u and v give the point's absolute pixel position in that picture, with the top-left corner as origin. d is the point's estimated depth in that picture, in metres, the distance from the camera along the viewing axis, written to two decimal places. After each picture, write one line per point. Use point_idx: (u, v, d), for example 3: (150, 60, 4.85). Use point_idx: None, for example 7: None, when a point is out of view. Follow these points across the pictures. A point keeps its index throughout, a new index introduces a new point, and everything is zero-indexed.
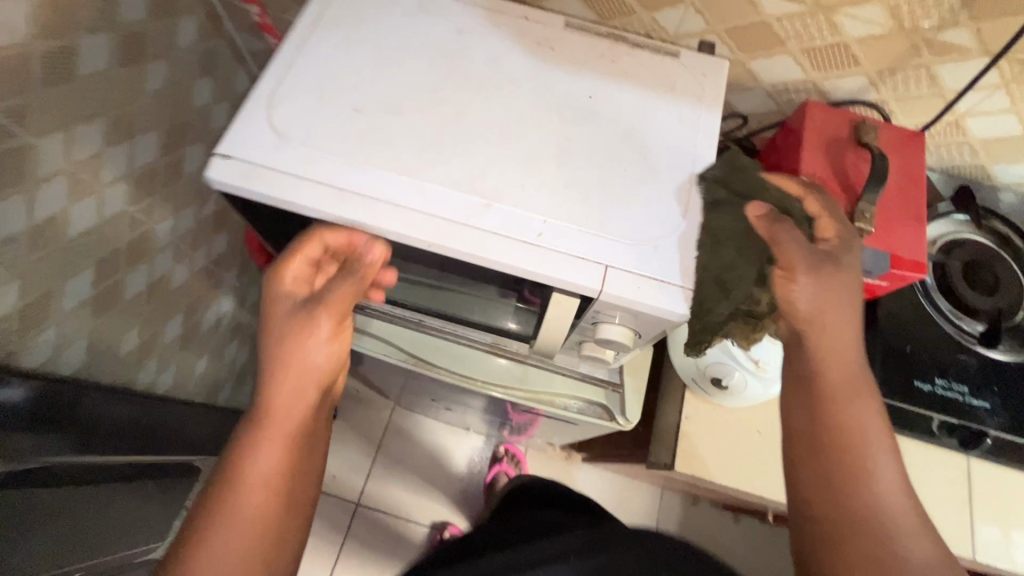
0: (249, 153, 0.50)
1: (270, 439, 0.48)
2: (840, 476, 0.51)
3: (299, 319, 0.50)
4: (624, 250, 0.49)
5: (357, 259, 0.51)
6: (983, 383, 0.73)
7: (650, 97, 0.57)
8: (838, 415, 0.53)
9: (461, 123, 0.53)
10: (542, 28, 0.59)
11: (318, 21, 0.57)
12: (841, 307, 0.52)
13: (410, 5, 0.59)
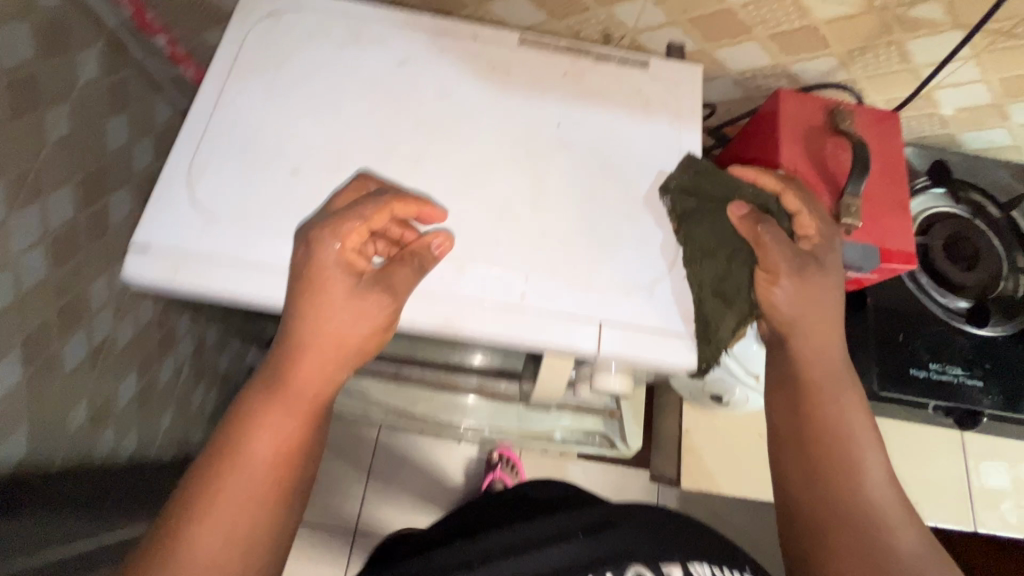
0: (179, 244, 0.44)
1: (276, 420, 0.42)
2: (828, 474, 0.47)
3: (351, 306, 0.41)
4: (616, 303, 0.45)
5: (421, 250, 0.44)
6: (975, 363, 0.73)
7: (624, 117, 0.52)
8: (824, 409, 0.48)
9: (417, 175, 0.47)
10: (495, 48, 0.53)
11: (235, 68, 0.49)
12: (819, 308, 0.48)
13: (340, 35, 0.51)
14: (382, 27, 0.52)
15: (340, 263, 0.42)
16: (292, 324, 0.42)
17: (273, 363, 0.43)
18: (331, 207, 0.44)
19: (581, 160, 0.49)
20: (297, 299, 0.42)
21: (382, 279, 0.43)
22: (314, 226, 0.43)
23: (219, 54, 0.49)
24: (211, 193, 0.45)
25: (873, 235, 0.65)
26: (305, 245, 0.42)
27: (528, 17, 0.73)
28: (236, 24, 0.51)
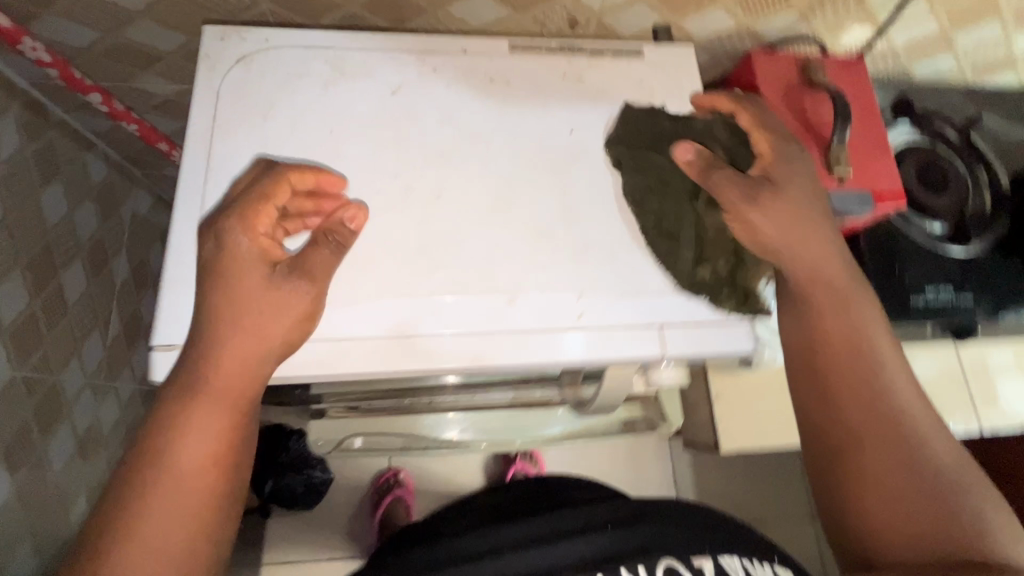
0: (204, 333, 0.40)
1: (207, 413, 0.40)
2: (853, 383, 0.47)
3: (267, 297, 0.40)
4: (670, 303, 0.46)
5: (332, 229, 0.43)
6: (964, 279, 0.77)
7: (633, 112, 0.52)
8: (836, 324, 0.49)
9: (442, 212, 0.45)
10: (487, 58, 0.50)
11: (216, 126, 0.46)
12: (813, 231, 0.49)
13: (319, 69, 0.48)
14: (363, 57, 0.49)
15: (254, 254, 0.41)
16: (224, 335, 0.40)
17: (195, 361, 0.40)
18: (229, 197, 0.43)
19: (603, 166, 0.49)
20: (216, 298, 0.40)
21: (299, 267, 0.41)
22: (218, 220, 0.42)
23: (192, 122, 0.45)
24: (222, 276, 0.42)
25: (866, 179, 0.68)
26: (212, 239, 0.41)
27: (491, 14, 0.70)
28: (203, 85, 0.46)
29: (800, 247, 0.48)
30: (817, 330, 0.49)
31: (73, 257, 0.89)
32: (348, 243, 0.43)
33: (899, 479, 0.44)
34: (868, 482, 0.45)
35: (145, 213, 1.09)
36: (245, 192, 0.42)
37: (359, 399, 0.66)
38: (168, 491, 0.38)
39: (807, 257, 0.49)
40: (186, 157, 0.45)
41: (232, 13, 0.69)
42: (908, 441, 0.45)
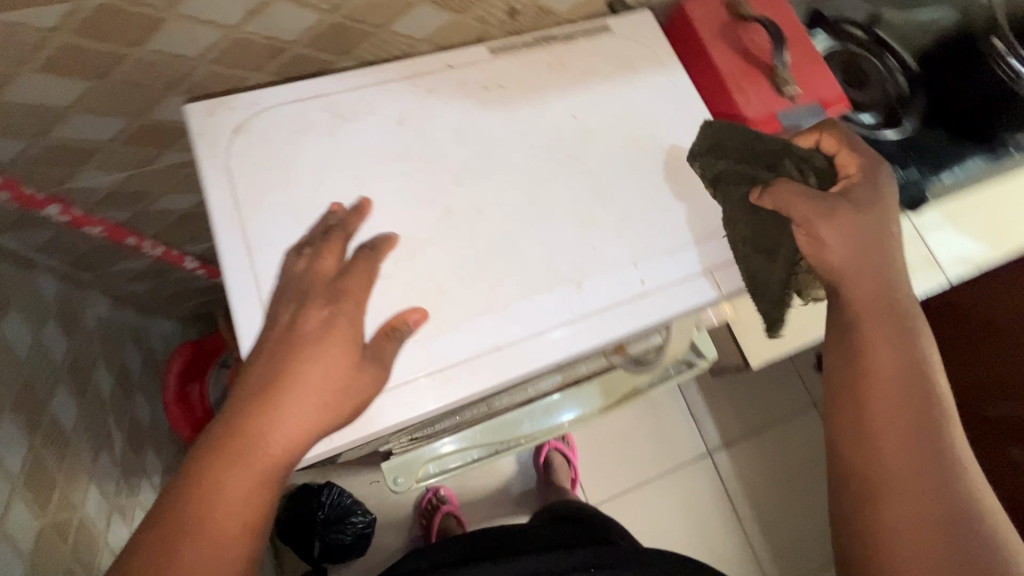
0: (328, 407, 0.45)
1: (244, 481, 0.41)
2: (909, 435, 0.45)
3: (348, 378, 0.43)
4: (710, 251, 0.55)
5: (398, 326, 0.47)
6: (906, 158, 0.86)
7: (619, 82, 0.60)
8: (890, 365, 0.48)
9: (487, 222, 0.51)
10: (475, 70, 0.57)
11: (243, 198, 0.49)
12: (858, 261, 0.50)
13: (327, 119, 0.53)
14: (354, 98, 0.54)
15: (350, 339, 0.44)
16: (293, 403, 0.42)
17: (242, 428, 0.42)
18: (323, 274, 0.46)
19: (614, 145, 0.57)
20: (295, 366, 0.42)
21: (374, 356, 0.45)
22: (324, 295, 0.45)
23: (214, 199, 0.48)
24: (295, 349, 0.43)
25: (813, 93, 0.70)
26: (322, 314, 0.44)
27: (435, 22, 0.69)
28: (211, 162, 0.49)
29: (851, 269, 0.50)
30: (870, 363, 0.48)
31: (53, 384, 0.82)
32: (408, 339, 0.47)
33: (947, 557, 0.42)
34: (907, 548, 0.43)
35: (107, 316, 1.02)
36: (346, 276, 0.46)
37: (419, 432, 0.66)
38: (208, 502, 0.40)
39: (860, 281, 0.50)
40: (220, 234, 0.48)
41: (168, 84, 0.65)
42: (955, 513, 0.43)
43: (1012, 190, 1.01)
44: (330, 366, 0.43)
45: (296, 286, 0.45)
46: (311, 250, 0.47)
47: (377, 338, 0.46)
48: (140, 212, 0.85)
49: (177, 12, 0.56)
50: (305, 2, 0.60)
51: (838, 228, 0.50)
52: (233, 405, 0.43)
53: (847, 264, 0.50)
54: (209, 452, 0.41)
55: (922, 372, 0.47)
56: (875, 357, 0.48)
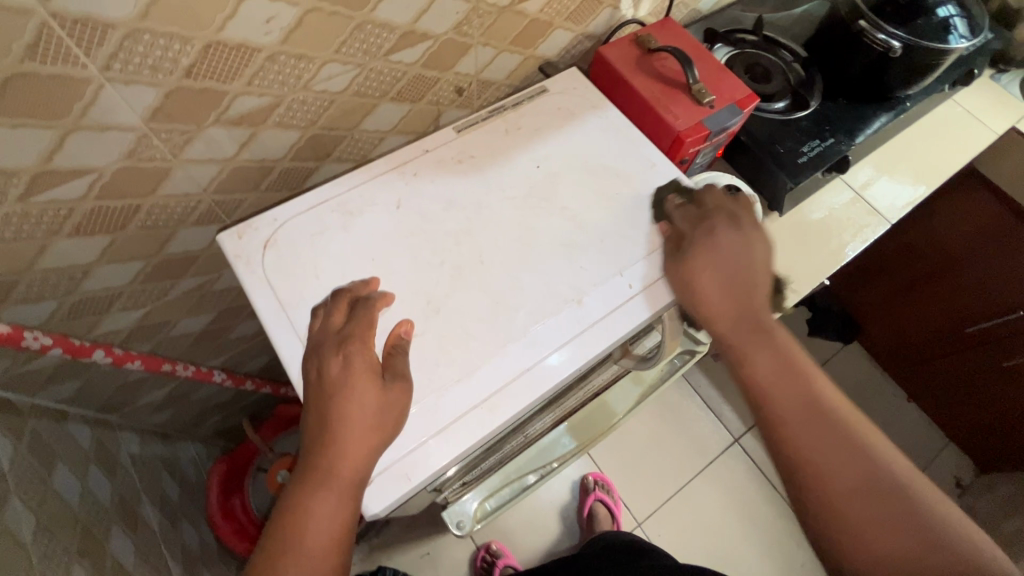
0: (390, 454, 0.50)
1: (325, 500, 0.48)
2: (814, 426, 0.57)
3: (383, 403, 0.49)
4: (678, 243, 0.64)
5: (396, 342, 0.53)
6: (820, 130, 0.99)
7: (567, 128, 0.71)
8: (771, 372, 0.60)
9: (492, 268, 0.59)
10: (447, 147, 0.67)
11: (281, 297, 0.56)
12: (718, 290, 0.61)
13: (334, 216, 0.61)
14: (353, 193, 0.63)
15: (368, 370, 0.50)
16: (351, 441, 0.48)
17: (320, 460, 0.48)
18: (332, 326, 0.53)
19: (577, 179, 0.67)
20: (341, 402, 0.49)
21: (389, 372, 0.51)
22: (335, 342, 0.52)
23: (261, 305, 0.56)
24: (354, 412, 0.49)
25: (727, 96, 0.82)
26: (338, 358, 0.51)
27: (397, 115, 0.79)
28: (250, 275, 0.57)
29: (721, 299, 0.61)
30: (762, 377, 0.60)
31: (109, 527, 0.83)
32: (411, 347, 0.54)
33: (880, 506, 0.53)
34: (854, 513, 0.53)
35: (139, 451, 1.05)
36: (351, 321, 0.53)
37: (470, 474, 0.71)
38: (304, 526, 0.48)
39: (730, 311, 0.61)
40: (273, 332, 0.55)
41: (179, 221, 0.73)
42: (867, 469, 0.55)
43: (915, 134, 1.16)
44: (390, 412, 0.49)
45: (313, 340, 0.53)
46: (325, 311, 0.54)
47: (384, 355, 0.53)
48: (161, 341, 0.91)
49: (182, 158, 0.65)
50: (287, 124, 0.70)
51: (702, 270, 0.61)
52: (310, 443, 0.50)
53: (717, 298, 0.61)
54: (299, 485, 0.49)
55: (794, 368, 0.60)
56: (758, 371, 0.60)
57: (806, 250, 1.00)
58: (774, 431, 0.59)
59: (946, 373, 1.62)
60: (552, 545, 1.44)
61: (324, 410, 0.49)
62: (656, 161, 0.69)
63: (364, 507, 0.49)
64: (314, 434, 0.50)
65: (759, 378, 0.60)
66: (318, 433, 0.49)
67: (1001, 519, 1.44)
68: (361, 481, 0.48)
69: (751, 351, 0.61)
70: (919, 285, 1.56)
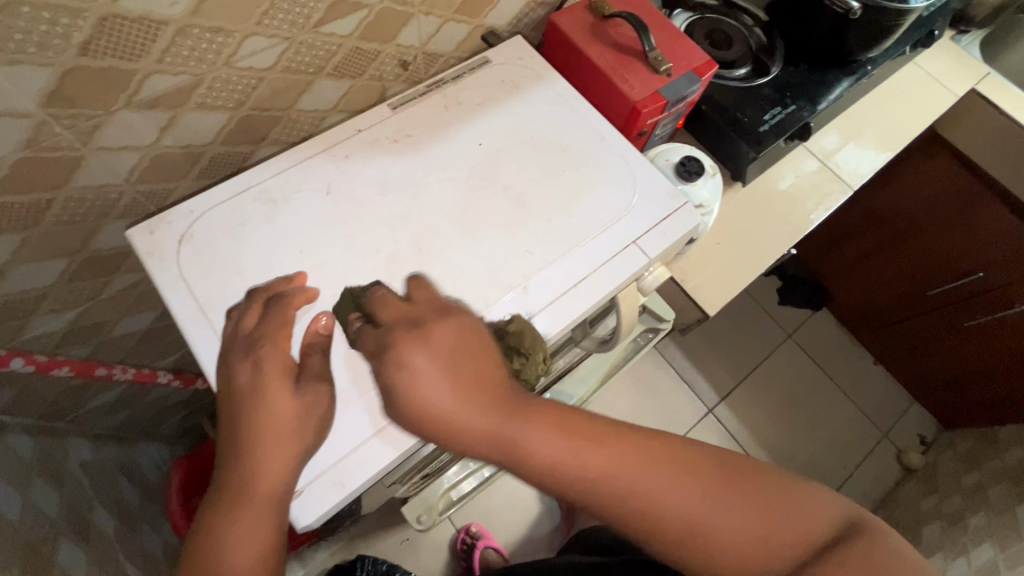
0: (321, 461, 0.49)
1: (246, 520, 0.44)
2: (645, 477, 0.45)
3: (299, 407, 0.47)
4: (629, 221, 0.61)
5: (312, 340, 0.51)
6: (782, 97, 0.96)
7: (512, 101, 0.67)
8: (565, 447, 0.45)
9: (430, 255, 0.57)
10: (383, 127, 0.64)
11: (198, 296, 0.54)
12: (458, 389, 0.44)
13: (259, 207, 0.58)
14: (280, 180, 0.60)
15: (280, 373, 0.47)
16: (271, 450, 0.45)
17: (237, 476, 0.45)
18: (244, 328, 0.51)
19: (523, 157, 0.63)
20: (257, 412, 0.45)
21: (308, 374, 0.49)
22: (246, 346, 0.49)
23: (176, 306, 0.53)
24: (275, 417, 0.46)
25: (683, 64, 0.79)
26: (248, 365, 0.48)
27: (337, 92, 0.74)
28: (164, 273, 0.55)
29: (461, 403, 0.44)
30: (564, 468, 0.44)
31: (56, 539, 0.79)
32: (330, 346, 0.52)
33: (752, 521, 0.46)
34: (732, 546, 0.45)
35: (92, 456, 1.01)
36: (263, 323, 0.50)
37: (428, 467, 0.70)
38: (225, 539, 0.44)
39: (479, 415, 0.44)
40: (189, 334, 0.53)
41: (100, 215, 0.67)
42: (717, 491, 0.46)
43: (877, 98, 1.14)
44: (310, 415, 0.47)
45: (224, 344, 0.51)
46: (239, 314, 0.52)
47: (300, 355, 0.50)
48: (101, 343, 0.86)
49: (92, 146, 0.59)
50: (211, 105, 0.64)
51: (422, 388, 0.44)
52: (224, 457, 0.46)
53: (456, 402, 0.44)
54: (217, 497, 0.45)
55: (580, 430, 0.46)
56: (551, 456, 0.44)
57: (772, 222, 0.99)
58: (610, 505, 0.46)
59: (910, 336, 1.66)
60: (531, 523, 1.45)
61: (239, 420, 0.46)
62: (605, 135, 0.66)
63: (294, 519, 0.47)
64: (228, 447, 0.46)
65: (554, 462, 0.44)
66: (232, 446, 0.46)
67: (963, 472, 1.49)
68: (283, 492, 0.45)
69: (535, 437, 0.44)
70: (884, 251, 1.58)
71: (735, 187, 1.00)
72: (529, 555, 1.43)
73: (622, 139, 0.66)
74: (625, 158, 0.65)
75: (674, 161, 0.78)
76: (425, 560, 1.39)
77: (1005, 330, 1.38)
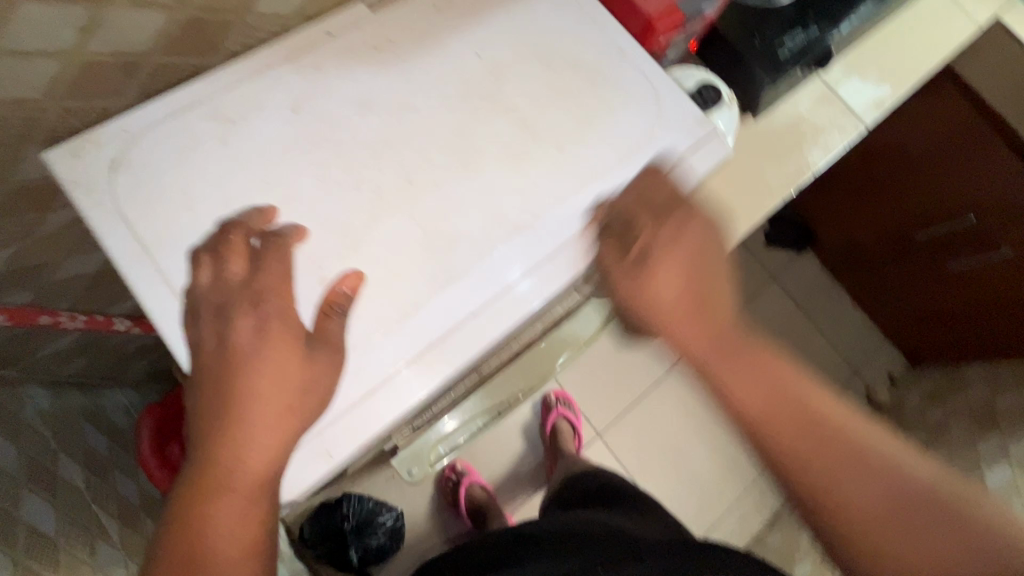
0: (312, 431, 0.44)
1: (231, 507, 0.40)
2: (819, 445, 0.48)
3: (301, 377, 0.42)
4: (653, 153, 0.54)
5: (337, 299, 0.44)
6: (806, 17, 0.86)
7: (513, 4, 0.57)
8: (766, 397, 0.49)
9: (423, 190, 0.49)
10: (359, 33, 0.54)
11: (144, 240, 0.46)
12: (688, 321, 0.50)
13: (211, 128, 0.49)
14: (236, 96, 0.50)
15: (281, 340, 0.42)
16: (261, 422, 0.41)
17: (216, 458, 0.41)
18: (233, 280, 0.43)
19: (528, 73, 0.54)
20: (243, 384, 0.41)
21: (307, 334, 0.43)
22: (242, 299, 0.42)
23: (118, 248, 0.45)
24: (272, 381, 0.41)
25: None
26: (244, 322, 0.42)
27: None
28: (98, 208, 0.46)
29: (683, 319, 0.50)
30: (752, 404, 0.49)
31: (16, 493, 0.73)
32: (353, 311, 0.46)
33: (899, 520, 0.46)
34: (872, 542, 0.46)
35: (50, 407, 0.93)
36: (258, 274, 0.43)
37: (421, 419, 0.67)
38: (221, 509, 0.39)
39: (700, 333, 0.50)
40: (139, 283, 0.45)
41: (19, 138, 0.56)
42: (894, 483, 0.47)
43: (900, 26, 1.05)
44: (310, 382, 0.42)
45: (204, 301, 0.43)
46: (212, 255, 0.43)
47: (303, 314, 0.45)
48: (44, 286, 0.77)
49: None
50: (144, 2, 0.52)
51: (661, 285, 0.50)
52: (214, 425, 0.41)
53: (675, 311, 0.50)
54: (205, 463, 0.40)
55: (777, 377, 0.50)
56: (746, 396, 0.49)
57: (779, 157, 0.93)
58: (809, 467, 0.48)
59: (891, 279, 1.66)
60: (517, 461, 1.48)
61: (219, 395, 0.41)
62: (622, 51, 0.57)
63: (281, 494, 0.43)
64: (203, 425, 0.41)
65: (754, 407, 0.49)
66: (214, 421, 0.41)
67: (929, 408, 1.55)
68: (275, 471, 0.41)
69: (736, 366, 0.50)
70: (878, 192, 1.54)
71: (746, 119, 0.92)
72: (512, 490, 1.46)
73: (637, 61, 0.57)
74: (646, 79, 0.57)
75: (689, 87, 0.70)
76: (411, 497, 1.40)
77: (989, 273, 1.38)
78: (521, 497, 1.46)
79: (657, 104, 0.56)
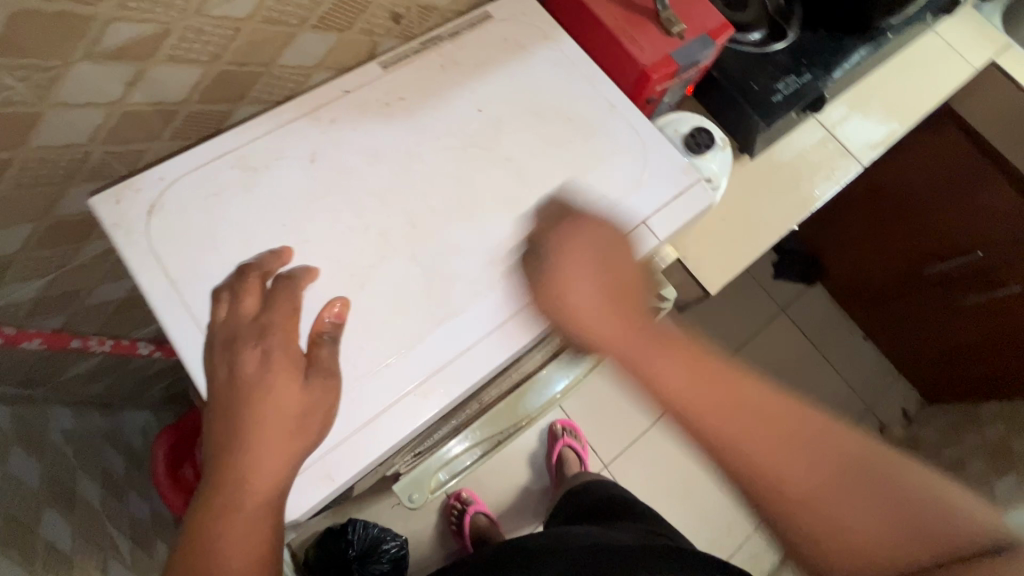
0: (316, 454, 0.47)
1: (239, 525, 0.43)
2: (749, 417, 0.51)
3: (306, 407, 0.45)
4: (640, 201, 0.58)
5: (321, 330, 0.48)
6: (799, 65, 0.90)
7: (514, 61, 0.62)
8: (686, 378, 0.52)
9: (426, 233, 0.53)
10: (370, 90, 0.59)
11: (172, 275, 0.50)
12: (608, 307, 0.52)
13: (236, 175, 0.54)
14: (260, 148, 0.55)
15: (288, 371, 0.46)
16: (269, 447, 0.44)
17: (229, 478, 0.44)
18: (243, 316, 0.48)
19: (525, 126, 0.59)
20: (255, 411, 0.44)
21: (314, 365, 0.47)
22: (250, 336, 0.46)
23: (149, 283, 0.49)
24: (279, 409, 0.45)
25: (697, 25, 0.70)
26: (254, 355, 0.46)
27: (323, 47, 0.66)
28: (133, 245, 0.51)
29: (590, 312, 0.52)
30: (692, 402, 0.51)
31: (39, 508, 0.77)
32: (340, 334, 0.49)
33: (854, 493, 0.49)
34: (819, 508, 0.48)
35: (73, 426, 0.98)
36: (267, 310, 0.48)
37: (423, 445, 0.69)
38: (230, 528, 0.43)
39: (606, 327, 0.52)
40: (166, 316, 0.49)
41: (64, 178, 0.62)
42: (835, 461, 0.50)
43: (896, 70, 1.09)
44: (314, 410, 0.46)
45: (222, 333, 0.47)
46: (229, 294, 0.49)
47: (307, 344, 0.48)
48: (78, 311, 0.82)
49: (52, 102, 0.53)
50: (183, 59, 0.58)
51: (575, 283, 0.52)
52: (227, 449, 0.44)
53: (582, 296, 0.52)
54: (217, 484, 0.44)
55: (695, 363, 0.53)
56: (663, 373, 0.52)
57: (779, 195, 0.96)
58: (725, 452, 0.50)
59: (901, 313, 1.66)
60: (524, 489, 1.48)
61: (232, 420, 0.45)
62: (615, 104, 0.62)
63: (287, 514, 0.46)
64: (216, 448, 0.45)
65: (672, 386, 0.51)
66: (227, 444, 0.45)
67: (944, 446, 1.52)
68: (281, 493, 0.44)
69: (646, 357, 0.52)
70: (884, 226, 1.55)
71: (743, 159, 0.95)
72: (518, 518, 1.45)
73: (628, 113, 0.61)
74: (635, 131, 0.61)
75: (684, 132, 0.74)
76: (416, 524, 1.40)
77: (999, 310, 1.37)
78: (525, 527, 1.45)
79: (644, 152, 0.60)
